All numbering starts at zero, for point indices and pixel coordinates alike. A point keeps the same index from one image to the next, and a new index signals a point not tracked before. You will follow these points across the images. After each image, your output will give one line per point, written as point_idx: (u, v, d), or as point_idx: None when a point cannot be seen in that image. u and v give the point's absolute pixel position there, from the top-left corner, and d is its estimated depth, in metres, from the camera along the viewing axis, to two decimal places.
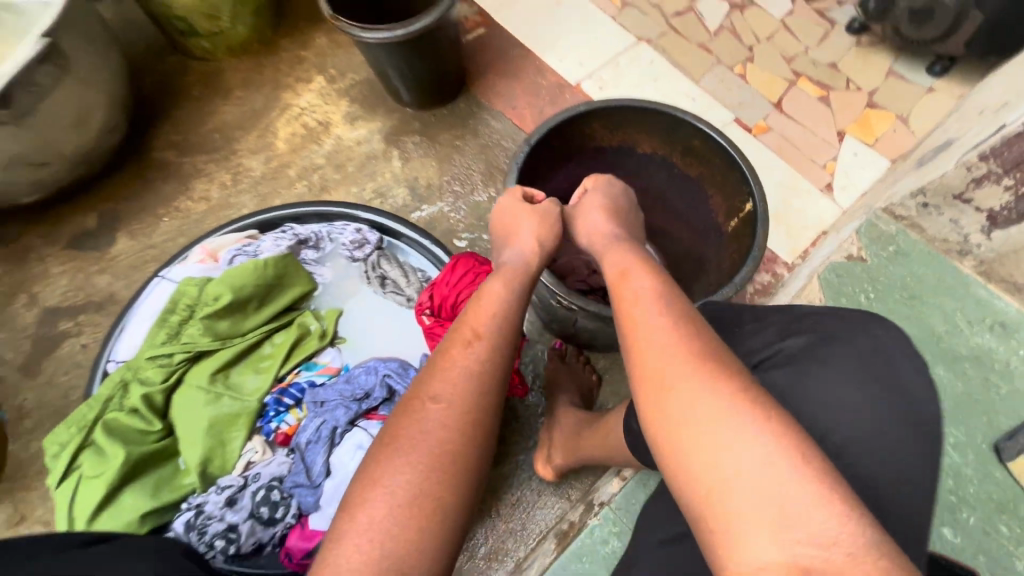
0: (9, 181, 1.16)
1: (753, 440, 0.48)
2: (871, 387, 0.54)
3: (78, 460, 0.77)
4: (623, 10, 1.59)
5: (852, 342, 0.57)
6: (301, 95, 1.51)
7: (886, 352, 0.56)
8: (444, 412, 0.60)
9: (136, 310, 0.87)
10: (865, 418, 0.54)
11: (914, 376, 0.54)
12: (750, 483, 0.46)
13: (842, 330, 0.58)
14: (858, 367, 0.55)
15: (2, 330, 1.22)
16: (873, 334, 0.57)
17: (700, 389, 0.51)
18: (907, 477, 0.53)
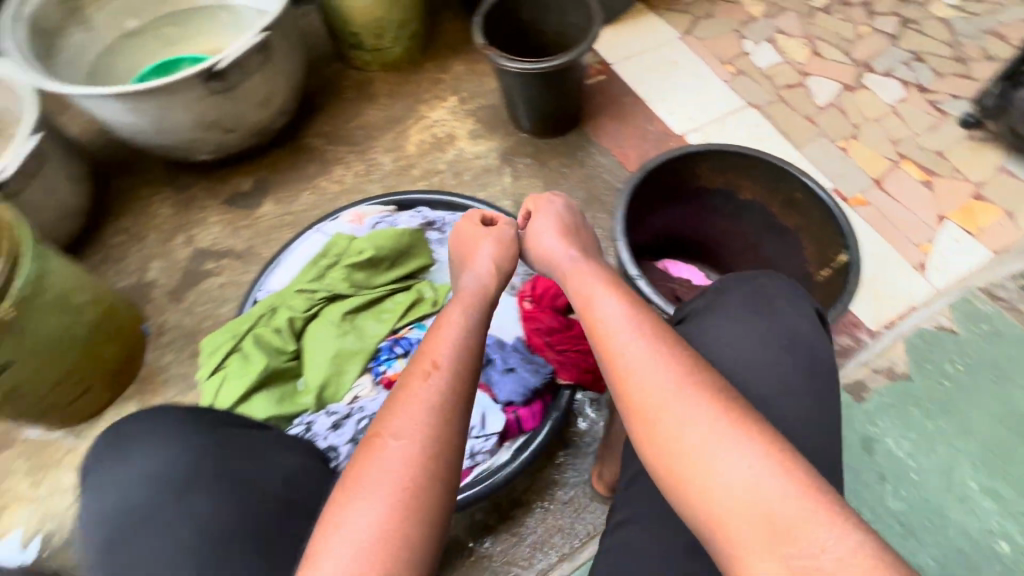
0: (201, 140, 1.41)
1: (738, 454, 0.54)
2: (753, 321, 0.71)
3: (227, 361, 0.93)
4: (735, 77, 1.72)
5: (738, 291, 0.75)
6: (435, 109, 1.71)
7: (765, 294, 0.73)
8: (410, 448, 0.57)
9: (292, 253, 1.04)
10: (753, 346, 0.69)
11: (784, 311, 0.71)
12: (748, 508, 0.51)
13: (733, 284, 0.76)
14: (745, 308, 0.72)
15: (161, 259, 1.45)
16: (754, 283, 0.75)
17: (688, 413, 0.57)
18: (792, 390, 0.66)
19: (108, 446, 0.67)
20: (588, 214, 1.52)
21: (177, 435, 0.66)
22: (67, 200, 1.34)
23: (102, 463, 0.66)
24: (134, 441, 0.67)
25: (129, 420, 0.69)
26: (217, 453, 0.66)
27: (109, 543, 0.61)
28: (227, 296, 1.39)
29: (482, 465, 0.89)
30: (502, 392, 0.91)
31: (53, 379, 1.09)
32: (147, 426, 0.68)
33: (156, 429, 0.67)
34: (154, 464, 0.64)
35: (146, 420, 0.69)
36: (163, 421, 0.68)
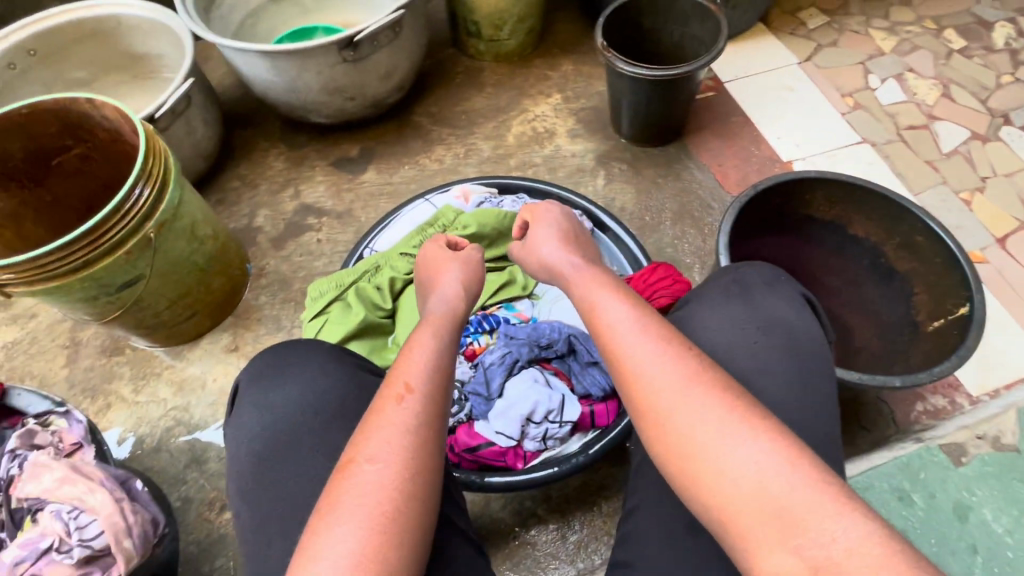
0: (323, 104, 1.50)
1: (746, 450, 0.56)
2: (727, 307, 0.73)
3: (329, 308, 0.99)
4: (854, 110, 1.64)
5: (716, 283, 0.78)
6: (539, 104, 1.73)
7: (742, 282, 0.76)
8: (383, 470, 0.60)
9: (399, 218, 1.10)
10: (726, 329, 0.72)
11: (759, 296, 0.74)
12: (755, 500, 0.54)
13: (713, 279, 0.79)
14: (721, 296, 0.75)
15: (269, 208, 1.56)
16: (734, 275, 0.78)
17: (697, 416, 0.59)
18: (773, 367, 0.68)
19: (261, 370, 0.74)
20: (677, 228, 1.50)
21: (326, 371, 0.73)
22: (201, 141, 1.47)
23: (256, 382, 0.73)
24: (288, 369, 0.73)
25: (283, 349, 0.76)
26: (360, 395, 0.72)
27: (259, 458, 0.67)
28: (322, 251, 1.48)
29: (552, 450, 0.90)
30: (582, 384, 0.93)
31: (171, 298, 1.20)
32: (301, 358, 0.74)
33: (308, 362, 0.74)
34: (307, 393, 0.71)
35: (300, 351, 0.75)
36: (316, 357, 0.75)
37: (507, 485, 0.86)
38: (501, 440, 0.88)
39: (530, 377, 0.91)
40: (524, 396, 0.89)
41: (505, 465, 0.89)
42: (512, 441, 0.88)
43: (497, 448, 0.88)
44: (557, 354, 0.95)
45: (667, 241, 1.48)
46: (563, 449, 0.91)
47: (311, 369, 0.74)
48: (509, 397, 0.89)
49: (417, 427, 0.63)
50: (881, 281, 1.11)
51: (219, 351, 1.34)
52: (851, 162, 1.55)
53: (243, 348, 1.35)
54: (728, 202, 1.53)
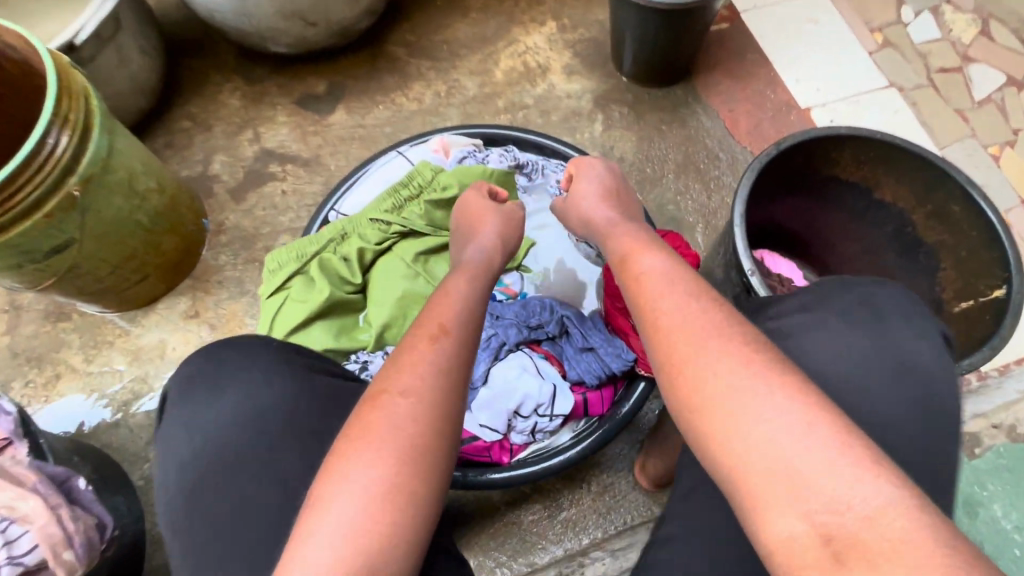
0: (281, 30, 1.29)
1: (770, 403, 0.51)
2: (855, 334, 0.60)
3: (290, 283, 0.86)
4: (883, 48, 1.47)
5: (842, 297, 0.63)
6: (531, 34, 1.52)
7: (872, 305, 0.62)
8: (413, 407, 0.56)
9: (368, 175, 0.96)
10: (850, 362, 0.59)
11: (894, 327, 0.60)
12: (774, 451, 0.49)
13: (836, 289, 0.64)
14: (847, 319, 0.61)
15: (226, 154, 1.38)
16: (864, 291, 0.63)
17: (722, 364, 0.54)
18: (898, 417, 0.57)
19: (194, 380, 0.64)
20: (680, 182, 1.37)
21: (268, 380, 0.63)
22: (139, 73, 1.26)
23: (187, 397, 0.63)
24: (223, 379, 0.64)
25: (216, 354, 0.66)
26: (310, 405, 0.63)
27: (192, 487, 0.59)
28: (288, 204, 1.33)
29: (541, 443, 0.83)
30: (575, 370, 0.84)
31: (114, 262, 1.06)
32: (237, 365, 0.64)
33: (245, 370, 0.64)
34: (246, 408, 0.61)
35: (236, 357, 0.65)
36: (253, 363, 0.65)
37: (491, 483, 0.80)
38: (485, 433, 0.80)
39: (518, 364, 0.82)
40: (511, 388, 0.80)
41: (490, 460, 0.82)
42: (498, 435, 0.80)
43: (481, 442, 0.81)
44: (547, 337, 0.86)
45: (669, 196, 1.36)
46: (552, 441, 0.84)
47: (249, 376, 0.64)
48: (494, 385, 0.80)
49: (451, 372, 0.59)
50: (903, 252, 1.01)
51: (178, 317, 1.22)
52: (875, 110, 1.40)
53: (204, 313, 1.23)
54: (737, 153, 1.39)
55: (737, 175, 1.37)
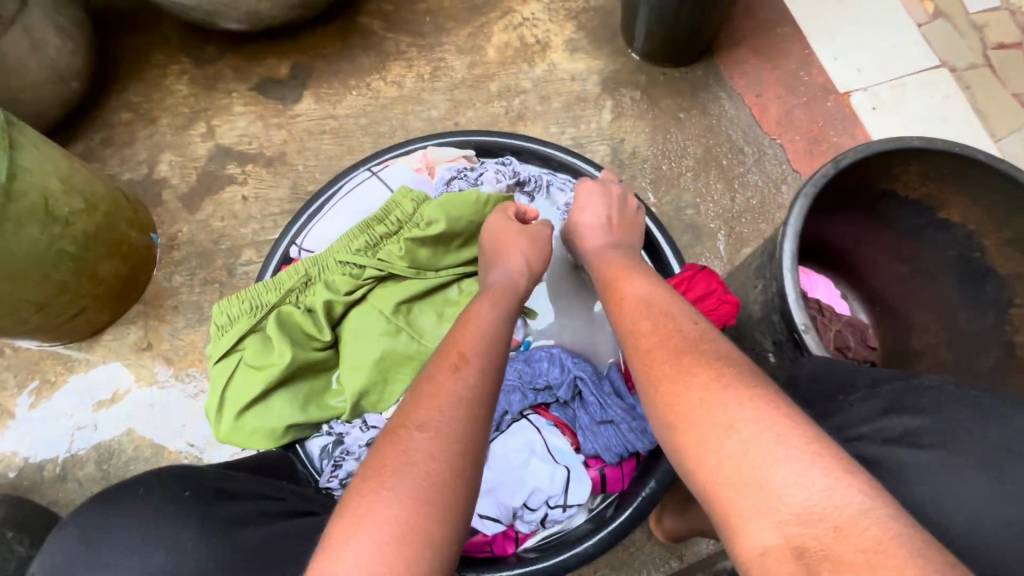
0: (228, 4, 1.07)
1: (731, 401, 0.44)
2: (975, 488, 0.44)
3: (242, 343, 0.70)
4: (934, 20, 1.27)
5: (969, 433, 0.46)
6: (527, 3, 1.30)
7: (1019, 451, 0.44)
8: (436, 442, 0.46)
9: (337, 202, 0.80)
10: (961, 526, 0.43)
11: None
12: (743, 460, 0.41)
13: (964, 418, 0.47)
14: (973, 468, 0.44)
15: (174, 152, 1.18)
16: (1006, 429, 0.46)
17: (696, 372, 0.47)
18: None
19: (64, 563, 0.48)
20: (700, 181, 1.20)
21: (173, 556, 0.48)
22: (59, 59, 1.05)
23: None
24: (110, 561, 0.47)
25: (95, 522, 0.49)
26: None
27: None
28: (249, 213, 1.15)
29: (551, 529, 0.70)
30: (591, 444, 0.70)
31: (40, 300, 0.89)
32: (128, 538, 0.48)
33: (139, 545, 0.48)
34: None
35: (127, 524, 0.49)
36: (152, 530, 0.49)
37: None
38: (486, 526, 0.66)
39: (524, 442, 0.69)
40: (517, 472, 0.67)
41: (491, 554, 0.69)
42: (501, 527, 0.67)
43: (480, 536, 0.67)
44: (556, 401, 0.72)
45: (687, 198, 1.19)
46: (565, 526, 0.71)
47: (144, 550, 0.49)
48: (494, 466, 0.67)
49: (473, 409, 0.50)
50: (965, 280, 0.87)
51: (127, 350, 1.06)
52: (923, 94, 1.22)
53: (158, 344, 1.07)
54: (765, 145, 1.21)
55: (765, 172, 1.20)
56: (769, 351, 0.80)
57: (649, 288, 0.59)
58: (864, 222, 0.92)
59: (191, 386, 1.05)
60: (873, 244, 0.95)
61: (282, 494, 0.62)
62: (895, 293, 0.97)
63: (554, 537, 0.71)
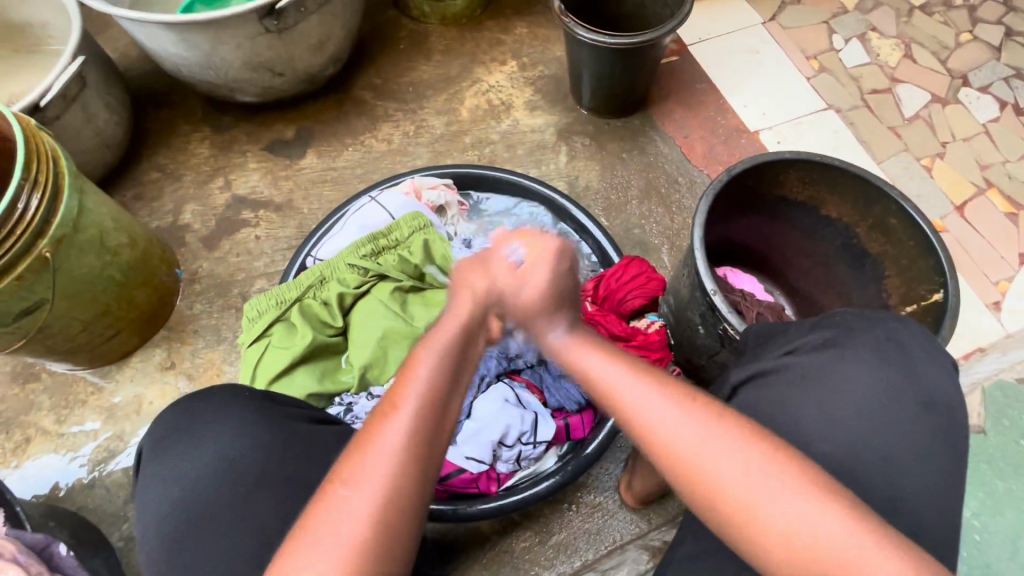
0: (248, 81, 1.32)
1: (741, 470, 0.52)
2: (878, 372, 0.57)
3: (271, 330, 0.88)
4: (819, 74, 1.59)
5: (863, 332, 0.60)
6: (492, 74, 1.59)
7: (899, 342, 0.59)
8: (364, 498, 0.52)
9: (344, 221, 1.01)
10: (871, 401, 0.56)
11: (922, 367, 0.57)
12: (790, 534, 0.49)
13: (859, 324, 0.61)
14: (872, 356, 0.58)
15: (197, 203, 1.39)
16: (886, 327, 0.60)
17: (713, 449, 0.53)
18: (917, 457, 0.54)
19: (169, 432, 0.67)
20: (643, 206, 1.43)
21: (242, 430, 0.66)
22: (105, 128, 1.27)
23: (164, 450, 0.66)
24: (198, 432, 0.66)
25: (191, 406, 0.69)
26: (284, 450, 0.66)
27: (174, 538, 0.61)
28: (262, 249, 1.34)
29: (526, 469, 0.86)
30: (555, 397, 0.88)
31: (85, 319, 1.05)
32: (212, 417, 0.67)
33: (219, 421, 0.66)
34: (223, 458, 0.64)
35: (210, 410, 0.68)
36: (228, 413, 0.67)
37: (481, 513, 0.82)
38: (472, 466, 0.82)
39: (500, 396, 0.84)
40: (495, 419, 0.82)
41: (477, 491, 0.84)
42: (484, 466, 0.82)
43: (467, 475, 0.82)
44: (525, 366, 0.90)
45: (634, 220, 1.41)
46: (538, 466, 0.87)
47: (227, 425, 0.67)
48: (478, 417, 0.83)
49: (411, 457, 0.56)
50: (852, 263, 1.09)
51: (153, 370, 1.20)
52: (816, 131, 1.51)
53: (180, 364, 1.21)
54: (695, 175, 1.46)
55: (697, 197, 1.44)
56: (698, 323, 0.99)
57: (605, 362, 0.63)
58: (771, 222, 1.13)
59: None
60: (782, 242, 1.17)
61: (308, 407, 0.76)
62: (806, 282, 1.18)
63: (529, 475, 0.86)
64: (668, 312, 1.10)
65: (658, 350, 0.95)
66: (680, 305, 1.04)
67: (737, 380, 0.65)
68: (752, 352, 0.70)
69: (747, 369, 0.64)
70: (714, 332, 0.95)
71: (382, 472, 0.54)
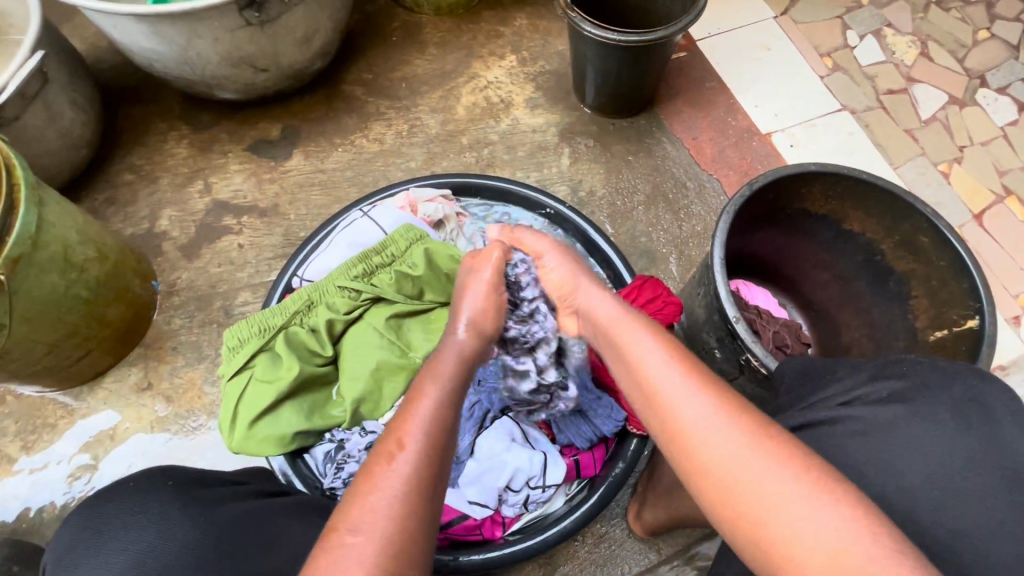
0: (227, 77, 1.22)
1: (809, 514, 0.45)
2: (953, 436, 0.50)
3: (253, 361, 0.81)
4: (833, 72, 1.52)
5: (939, 389, 0.53)
6: (490, 69, 1.50)
7: (983, 403, 0.51)
8: (370, 545, 0.45)
9: (333, 238, 0.93)
10: (938, 467, 0.50)
11: (1011, 433, 0.49)
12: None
13: (934, 377, 0.54)
14: (946, 417, 0.51)
15: (174, 208, 1.29)
16: (965, 383, 0.53)
17: (746, 464, 0.48)
18: (1001, 536, 0.47)
19: (78, 536, 0.57)
20: (650, 213, 1.36)
21: (163, 526, 0.57)
22: (71, 128, 1.17)
23: (68, 569, 0.55)
24: (109, 539, 0.56)
25: (106, 499, 0.60)
26: (215, 542, 0.57)
27: None
28: (245, 259, 1.25)
29: (534, 512, 0.81)
30: (565, 434, 0.84)
31: (51, 341, 0.97)
32: (125, 517, 0.57)
33: (133, 520, 0.57)
34: (143, 565, 0.54)
35: (123, 504, 0.59)
36: (141, 509, 0.58)
37: (486, 562, 0.77)
38: (476, 510, 0.77)
39: (505, 434, 0.80)
40: (500, 460, 0.77)
41: (480, 537, 0.80)
42: (489, 510, 0.78)
43: (471, 521, 0.78)
44: None
45: (641, 228, 1.34)
46: (547, 508, 0.82)
47: (150, 513, 0.58)
48: (481, 458, 0.78)
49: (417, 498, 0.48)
50: (873, 280, 1.03)
51: (128, 391, 1.12)
52: (831, 134, 1.44)
53: (157, 384, 1.13)
54: (704, 180, 1.39)
55: (706, 203, 1.37)
56: (715, 347, 0.93)
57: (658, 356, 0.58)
58: (789, 235, 1.06)
59: (191, 422, 1.10)
60: (799, 256, 1.10)
61: (252, 484, 0.71)
62: (824, 297, 1.12)
63: (536, 518, 0.82)
64: (680, 330, 1.04)
65: None
66: (694, 325, 0.98)
67: (784, 426, 0.59)
68: (795, 392, 0.63)
69: (797, 416, 0.58)
70: (733, 359, 0.89)
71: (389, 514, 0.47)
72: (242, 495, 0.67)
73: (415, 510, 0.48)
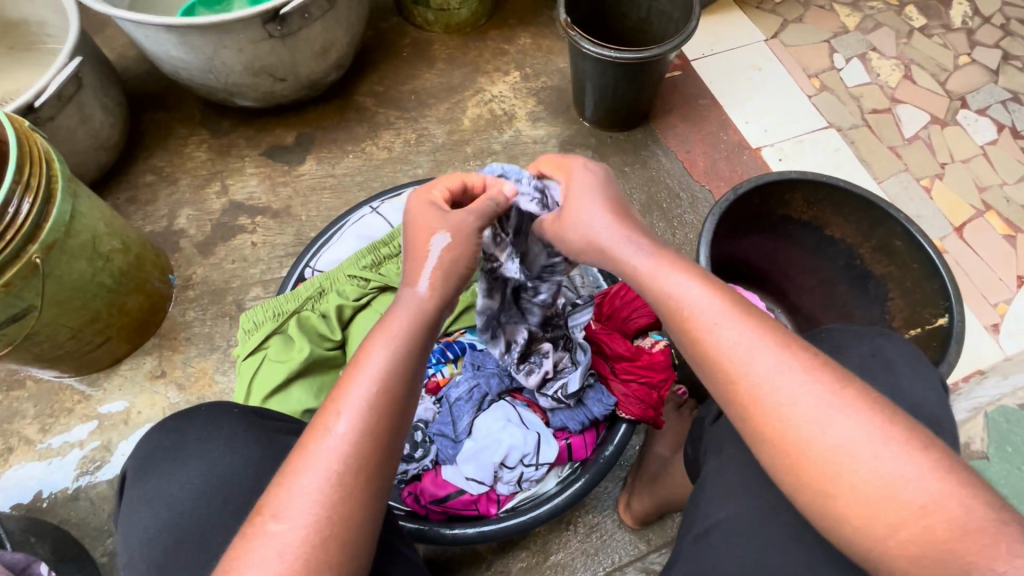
0: (248, 86, 1.31)
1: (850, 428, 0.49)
2: (864, 386, 0.58)
3: (267, 342, 0.87)
4: (820, 92, 1.59)
5: (850, 349, 0.62)
6: (495, 84, 1.58)
7: (884, 357, 0.60)
8: (290, 532, 0.47)
9: (342, 232, 1.00)
10: None
11: (912, 386, 0.57)
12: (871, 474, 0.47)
13: (848, 342, 0.63)
14: (855, 372, 0.59)
15: (192, 208, 1.36)
16: (872, 343, 0.61)
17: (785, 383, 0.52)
18: None
19: (159, 445, 0.64)
20: (645, 220, 1.42)
21: (231, 446, 0.63)
22: (101, 130, 1.25)
23: (149, 471, 0.62)
24: (185, 448, 0.63)
25: (184, 417, 0.66)
26: (275, 463, 0.63)
27: (164, 555, 0.57)
28: (258, 256, 1.31)
29: (527, 492, 0.86)
30: (557, 417, 0.88)
31: (75, 326, 1.03)
32: (202, 431, 0.64)
33: (207, 436, 0.63)
34: (212, 474, 0.61)
35: (197, 425, 0.65)
36: (215, 427, 0.64)
37: (483, 535, 0.81)
38: (472, 486, 0.83)
39: (502, 415, 0.85)
40: (496, 438, 0.83)
41: (477, 512, 0.85)
42: (484, 487, 0.83)
43: (467, 496, 0.84)
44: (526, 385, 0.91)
45: None
46: (539, 488, 0.87)
47: (216, 435, 0.64)
48: (478, 437, 0.84)
49: (346, 471, 0.50)
50: (854, 283, 1.09)
51: (144, 379, 1.17)
52: (817, 149, 1.51)
53: (171, 373, 1.18)
54: (696, 191, 1.46)
55: (698, 212, 1.43)
56: None
57: (706, 301, 0.58)
58: (773, 241, 1.12)
59: None
60: (785, 262, 1.16)
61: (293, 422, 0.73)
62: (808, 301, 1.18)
63: (529, 498, 0.87)
64: None
65: (662, 371, 0.92)
66: None
67: None
68: None
69: None
70: None
71: (314, 494, 0.49)
72: (297, 431, 0.70)
73: (350, 470, 0.50)
